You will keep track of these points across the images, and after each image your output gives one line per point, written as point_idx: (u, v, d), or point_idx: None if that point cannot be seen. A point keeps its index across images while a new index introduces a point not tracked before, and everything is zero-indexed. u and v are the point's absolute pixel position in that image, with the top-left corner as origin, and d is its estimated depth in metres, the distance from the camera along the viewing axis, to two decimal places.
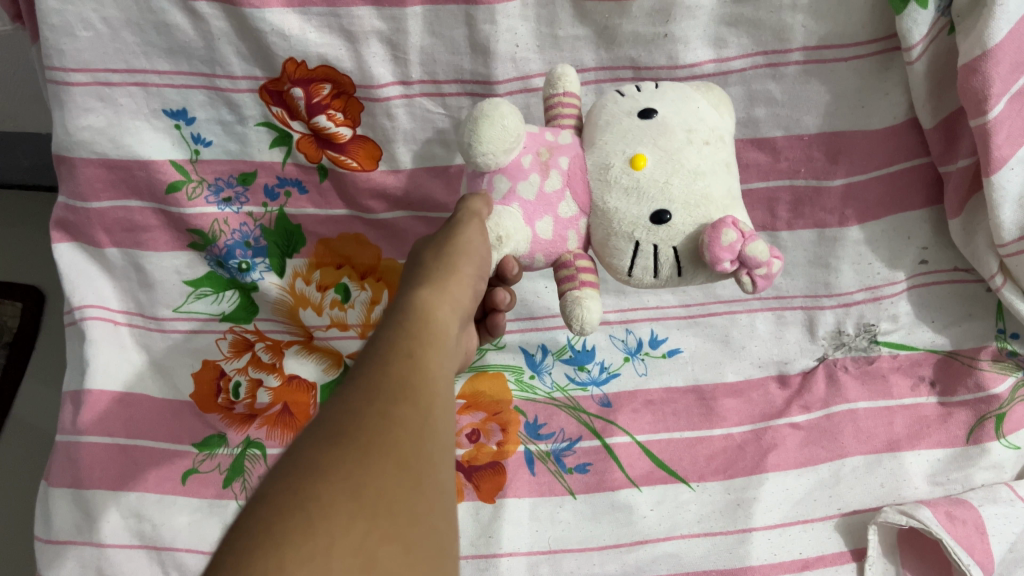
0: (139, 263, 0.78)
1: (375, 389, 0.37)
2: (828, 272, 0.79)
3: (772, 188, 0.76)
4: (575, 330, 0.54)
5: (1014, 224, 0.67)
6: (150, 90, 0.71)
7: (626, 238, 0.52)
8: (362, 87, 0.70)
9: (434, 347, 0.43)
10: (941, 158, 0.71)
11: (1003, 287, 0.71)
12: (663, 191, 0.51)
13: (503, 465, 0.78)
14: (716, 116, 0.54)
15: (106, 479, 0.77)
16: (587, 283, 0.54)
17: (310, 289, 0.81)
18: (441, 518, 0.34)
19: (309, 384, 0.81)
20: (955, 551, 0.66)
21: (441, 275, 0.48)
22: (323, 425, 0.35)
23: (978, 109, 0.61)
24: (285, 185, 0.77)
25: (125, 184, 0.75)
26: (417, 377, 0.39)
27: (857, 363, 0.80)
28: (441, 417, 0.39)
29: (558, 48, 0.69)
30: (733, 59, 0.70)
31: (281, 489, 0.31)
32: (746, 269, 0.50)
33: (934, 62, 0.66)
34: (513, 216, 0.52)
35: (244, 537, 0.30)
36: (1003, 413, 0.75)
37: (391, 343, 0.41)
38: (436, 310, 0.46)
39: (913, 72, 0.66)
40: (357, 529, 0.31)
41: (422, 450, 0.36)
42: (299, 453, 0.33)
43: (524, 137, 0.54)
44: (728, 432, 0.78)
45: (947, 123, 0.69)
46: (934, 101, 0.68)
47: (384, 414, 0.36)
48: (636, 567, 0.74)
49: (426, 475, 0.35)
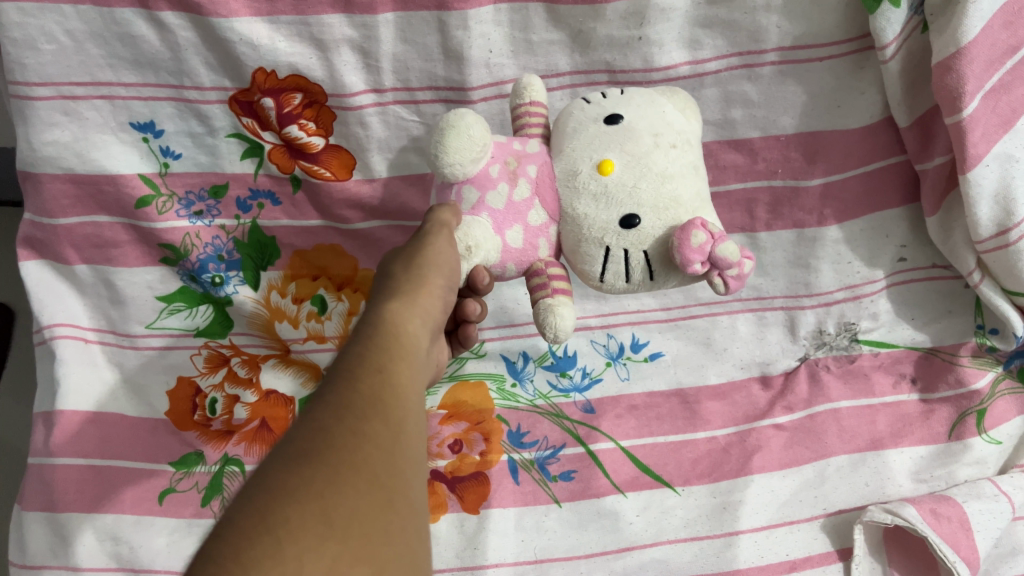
0: (110, 279, 0.77)
1: (346, 404, 0.36)
2: (808, 273, 0.78)
3: (750, 189, 0.76)
4: (547, 338, 0.54)
5: (990, 221, 0.67)
6: (116, 103, 0.69)
7: (597, 245, 0.51)
8: (334, 95, 0.69)
9: (406, 359, 0.42)
10: (918, 156, 0.70)
11: (981, 283, 0.71)
12: (632, 195, 0.50)
13: (487, 475, 0.77)
14: (682, 120, 0.54)
15: (81, 502, 0.75)
16: (560, 291, 0.53)
17: (286, 302, 0.80)
18: (415, 540, 0.34)
19: (287, 398, 0.80)
20: (941, 549, 0.66)
21: (411, 288, 0.47)
22: (291, 442, 0.34)
23: (953, 107, 0.61)
24: (257, 197, 0.76)
25: (93, 199, 0.73)
26: (388, 391, 0.39)
27: (839, 362, 0.80)
28: (413, 431, 0.38)
29: (532, 53, 0.69)
30: (708, 61, 0.69)
31: (248, 512, 0.31)
32: (717, 269, 0.50)
33: (908, 61, 0.65)
34: (483, 226, 0.51)
35: (208, 565, 0.29)
36: (983, 409, 0.75)
37: (361, 357, 0.40)
38: (406, 323, 0.45)
39: (887, 71, 0.65)
40: (327, 556, 0.30)
41: (395, 469, 0.35)
42: (267, 473, 0.33)
43: (490, 147, 0.53)
44: (712, 435, 0.78)
45: (922, 122, 0.69)
46: (909, 100, 0.68)
47: (355, 431, 0.35)
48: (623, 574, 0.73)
49: (399, 494, 0.34)
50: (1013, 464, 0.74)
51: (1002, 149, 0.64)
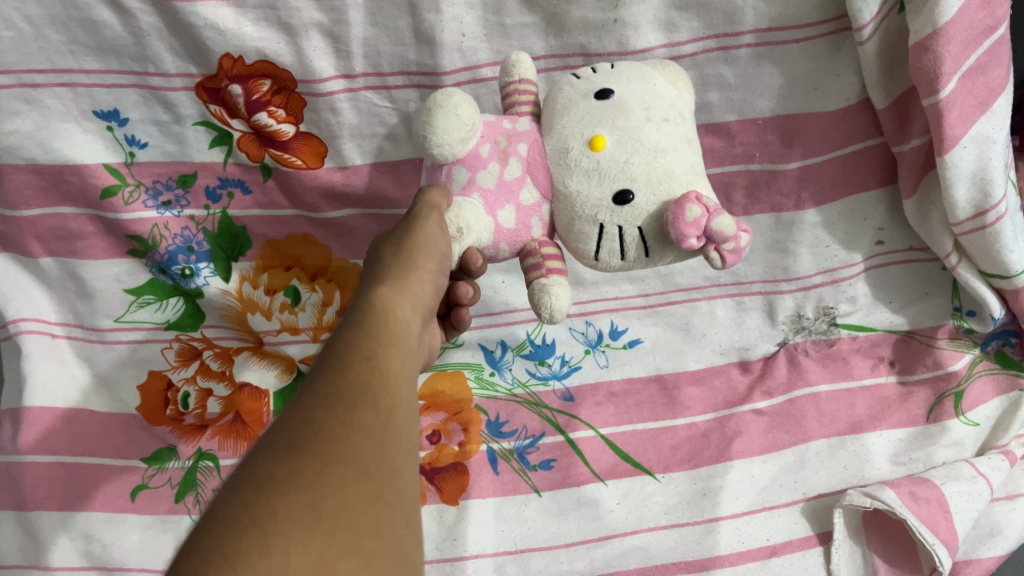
0: (76, 272, 0.75)
1: (333, 392, 0.35)
2: (786, 257, 0.78)
3: (729, 173, 0.75)
4: (543, 318, 0.52)
5: (967, 203, 0.66)
6: (78, 91, 0.67)
7: (590, 222, 0.50)
8: (304, 82, 0.68)
9: (396, 345, 0.41)
10: (894, 138, 0.70)
11: (958, 265, 0.71)
12: (624, 170, 0.49)
13: (466, 466, 0.77)
14: (674, 93, 0.52)
15: (51, 500, 0.73)
16: (555, 270, 0.52)
17: (258, 293, 0.78)
18: (406, 529, 0.33)
19: (262, 392, 0.78)
20: (920, 532, 0.65)
21: (401, 272, 0.47)
22: (279, 432, 0.33)
23: (931, 87, 0.61)
24: (227, 186, 0.74)
25: (57, 190, 0.71)
26: (375, 379, 0.37)
27: (818, 346, 0.80)
28: (404, 420, 0.37)
29: (506, 36, 0.67)
30: (684, 43, 0.68)
31: (234, 507, 0.30)
32: (713, 244, 0.49)
33: (885, 42, 0.65)
34: (474, 207, 0.50)
35: (192, 559, 0.28)
36: (961, 391, 0.75)
37: (349, 345, 0.39)
38: (396, 308, 0.44)
39: (865, 53, 0.65)
40: (313, 548, 0.29)
41: (385, 457, 0.34)
42: (253, 464, 0.32)
43: (481, 126, 0.52)
44: (692, 421, 0.78)
45: (899, 103, 0.68)
46: (886, 81, 0.67)
47: (342, 421, 0.34)
48: (605, 563, 0.73)
49: (389, 483, 0.33)
50: (992, 444, 0.74)
51: (979, 131, 0.64)
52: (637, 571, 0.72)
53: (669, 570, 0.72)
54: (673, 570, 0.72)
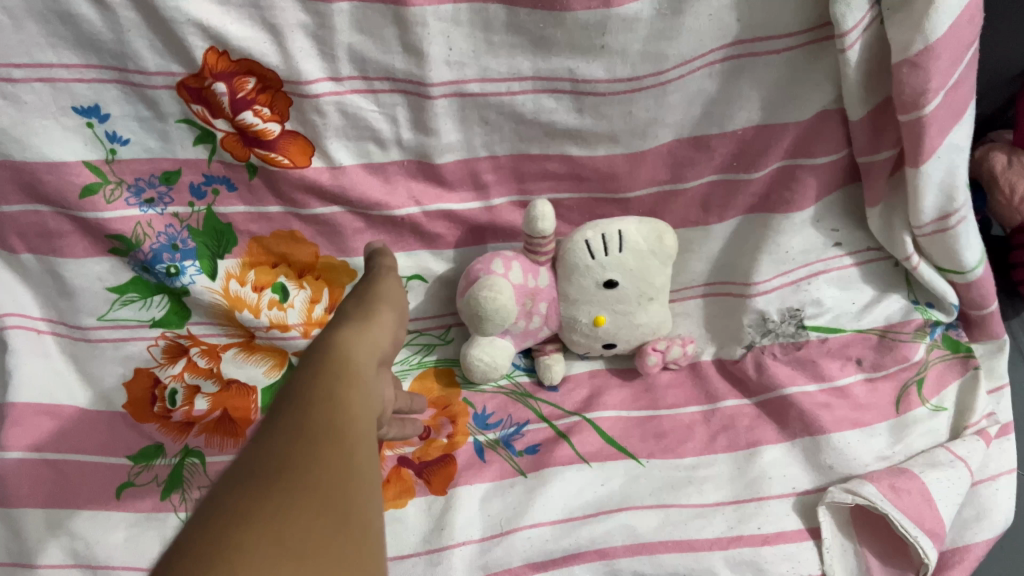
0: (56, 270, 0.74)
1: (295, 429, 0.37)
2: (747, 260, 0.79)
3: (705, 185, 0.75)
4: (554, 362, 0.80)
5: (933, 209, 0.68)
6: (57, 86, 0.66)
7: None
8: (290, 82, 0.66)
9: (358, 378, 0.42)
10: (864, 150, 0.69)
11: (919, 265, 0.73)
12: None
13: (454, 457, 0.77)
14: None
15: (36, 497, 0.72)
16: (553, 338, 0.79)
17: (246, 290, 0.78)
18: (368, 560, 0.34)
19: (250, 388, 0.78)
20: (901, 522, 0.67)
21: (361, 316, 0.49)
22: (240, 472, 0.35)
23: (914, 103, 0.62)
24: (212, 182, 0.73)
25: (33, 189, 0.70)
26: (337, 419, 0.38)
27: (785, 349, 0.79)
28: (367, 453, 0.39)
29: (493, 53, 0.66)
30: (669, 67, 0.66)
31: (199, 552, 0.31)
32: None
33: (867, 52, 0.63)
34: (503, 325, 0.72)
35: None
36: (921, 379, 0.77)
37: (308, 386, 0.40)
38: (356, 346, 0.45)
39: (846, 62, 0.63)
40: None
41: (348, 490, 0.36)
42: (215, 505, 0.33)
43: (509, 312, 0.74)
44: (676, 411, 0.80)
45: (873, 115, 0.67)
46: (865, 91, 0.65)
47: (304, 456, 0.36)
48: (591, 541, 0.70)
49: (351, 516, 0.35)
50: (964, 425, 0.76)
51: (953, 141, 0.65)
52: (626, 547, 0.70)
53: (656, 547, 0.70)
54: (661, 548, 0.70)
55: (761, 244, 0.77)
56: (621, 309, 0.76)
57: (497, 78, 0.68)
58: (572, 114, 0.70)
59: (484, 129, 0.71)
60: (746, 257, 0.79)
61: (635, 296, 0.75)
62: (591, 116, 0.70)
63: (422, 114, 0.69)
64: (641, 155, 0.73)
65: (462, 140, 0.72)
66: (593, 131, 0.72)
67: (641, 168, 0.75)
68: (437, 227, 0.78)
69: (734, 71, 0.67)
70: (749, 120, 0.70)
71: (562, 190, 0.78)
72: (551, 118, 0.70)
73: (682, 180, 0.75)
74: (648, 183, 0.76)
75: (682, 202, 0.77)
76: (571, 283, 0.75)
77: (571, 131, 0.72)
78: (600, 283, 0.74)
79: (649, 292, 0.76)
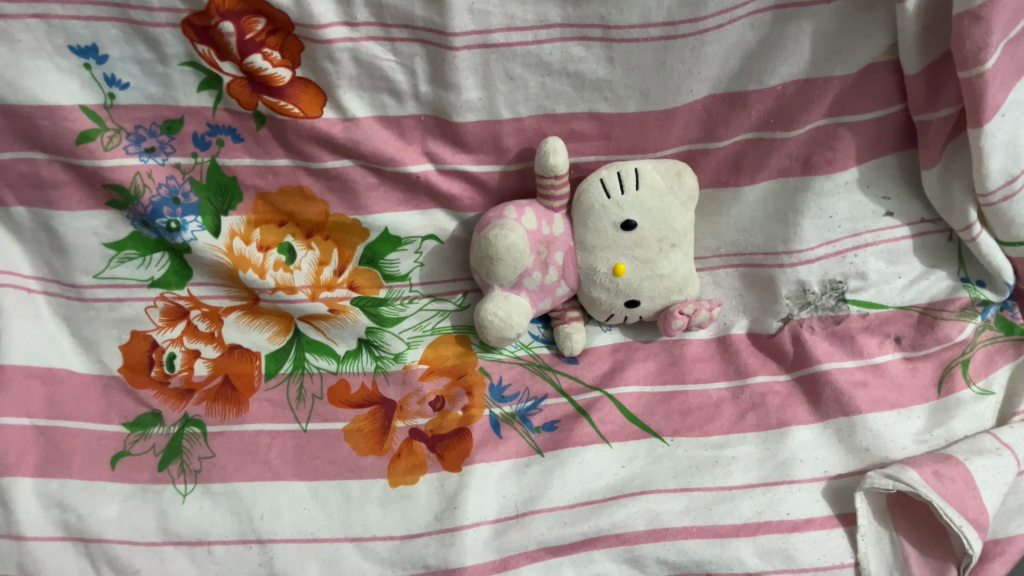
0: (50, 224, 0.70)
1: None
2: (787, 228, 0.74)
3: (739, 145, 0.71)
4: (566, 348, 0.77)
5: (999, 174, 0.64)
6: (51, 23, 0.61)
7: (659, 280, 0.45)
8: (301, 25, 0.62)
9: None
10: (919, 107, 0.66)
11: (980, 235, 0.68)
12: None
13: (469, 431, 0.72)
14: None
15: (25, 466, 0.67)
16: (574, 319, 0.78)
17: (251, 249, 0.74)
18: None
19: (253, 354, 0.75)
20: (946, 513, 0.61)
21: None
22: None
23: (975, 59, 0.57)
24: (217, 133, 0.69)
25: (27, 135, 0.65)
26: None
27: (824, 323, 0.75)
28: None
29: (520, 0, 0.61)
30: (708, 17, 0.62)
31: None
32: None
33: (927, 2, 0.59)
34: (510, 300, 0.71)
35: None
36: (967, 359, 0.71)
37: None
38: None
39: (904, 12, 0.58)
40: None
41: None
42: None
43: (526, 293, 0.73)
44: (704, 389, 0.75)
45: (931, 70, 0.63)
46: (922, 45, 0.61)
47: None
48: (611, 525, 0.65)
49: None
50: (1011, 412, 0.69)
51: (1015, 97, 0.61)
52: (647, 533, 0.65)
53: (679, 533, 0.65)
54: (684, 534, 0.65)
55: (800, 210, 0.72)
56: (642, 256, 0.71)
57: (523, 27, 0.63)
58: (603, 64, 0.66)
59: (508, 86, 0.67)
60: (786, 225, 0.74)
61: (655, 241, 0.70)
62: (623, 67, 0.66)
63: (441, 67, 0.65)
64: (673, 113, 0.69)
65: (482, 99, 0.67)
66: (624, 82, 0.67)
67: (671, 128, 0.70)
68: (452, 187, 0.73)
69: (777, 22, 0.62)
70: (791, 75, 0.66)
71: (587, 151, 0.73)
72: (579, 67, 0.66)
73: (717, 137, 0.71)
74: (678, 142, 0.72)
75: (713, 160, 0.73)
76: (586, 227, 0.71)
77: (600, 82, 0.67)
78: (617, 224, 0.70)
79: (671, 237, 0.71)
